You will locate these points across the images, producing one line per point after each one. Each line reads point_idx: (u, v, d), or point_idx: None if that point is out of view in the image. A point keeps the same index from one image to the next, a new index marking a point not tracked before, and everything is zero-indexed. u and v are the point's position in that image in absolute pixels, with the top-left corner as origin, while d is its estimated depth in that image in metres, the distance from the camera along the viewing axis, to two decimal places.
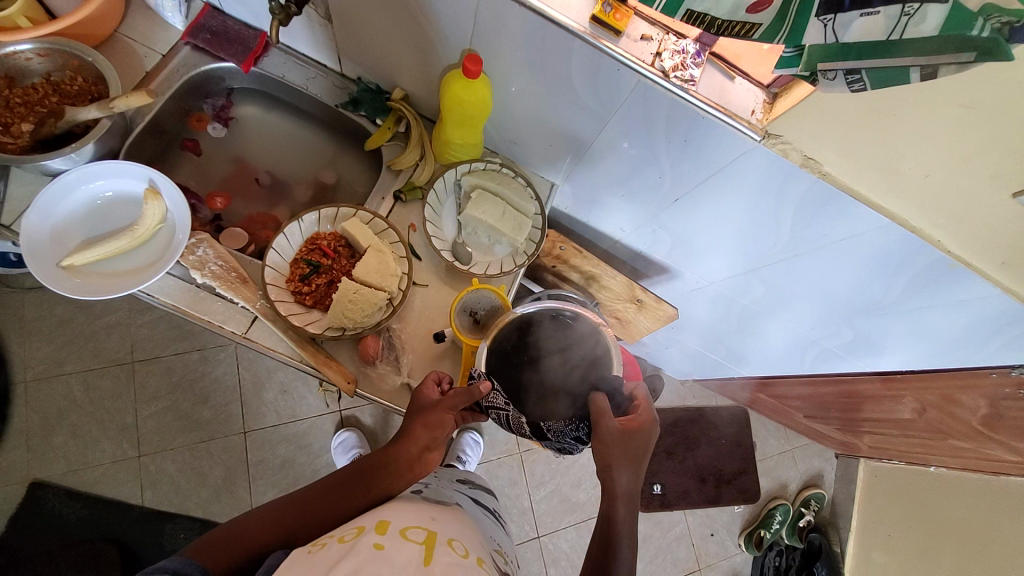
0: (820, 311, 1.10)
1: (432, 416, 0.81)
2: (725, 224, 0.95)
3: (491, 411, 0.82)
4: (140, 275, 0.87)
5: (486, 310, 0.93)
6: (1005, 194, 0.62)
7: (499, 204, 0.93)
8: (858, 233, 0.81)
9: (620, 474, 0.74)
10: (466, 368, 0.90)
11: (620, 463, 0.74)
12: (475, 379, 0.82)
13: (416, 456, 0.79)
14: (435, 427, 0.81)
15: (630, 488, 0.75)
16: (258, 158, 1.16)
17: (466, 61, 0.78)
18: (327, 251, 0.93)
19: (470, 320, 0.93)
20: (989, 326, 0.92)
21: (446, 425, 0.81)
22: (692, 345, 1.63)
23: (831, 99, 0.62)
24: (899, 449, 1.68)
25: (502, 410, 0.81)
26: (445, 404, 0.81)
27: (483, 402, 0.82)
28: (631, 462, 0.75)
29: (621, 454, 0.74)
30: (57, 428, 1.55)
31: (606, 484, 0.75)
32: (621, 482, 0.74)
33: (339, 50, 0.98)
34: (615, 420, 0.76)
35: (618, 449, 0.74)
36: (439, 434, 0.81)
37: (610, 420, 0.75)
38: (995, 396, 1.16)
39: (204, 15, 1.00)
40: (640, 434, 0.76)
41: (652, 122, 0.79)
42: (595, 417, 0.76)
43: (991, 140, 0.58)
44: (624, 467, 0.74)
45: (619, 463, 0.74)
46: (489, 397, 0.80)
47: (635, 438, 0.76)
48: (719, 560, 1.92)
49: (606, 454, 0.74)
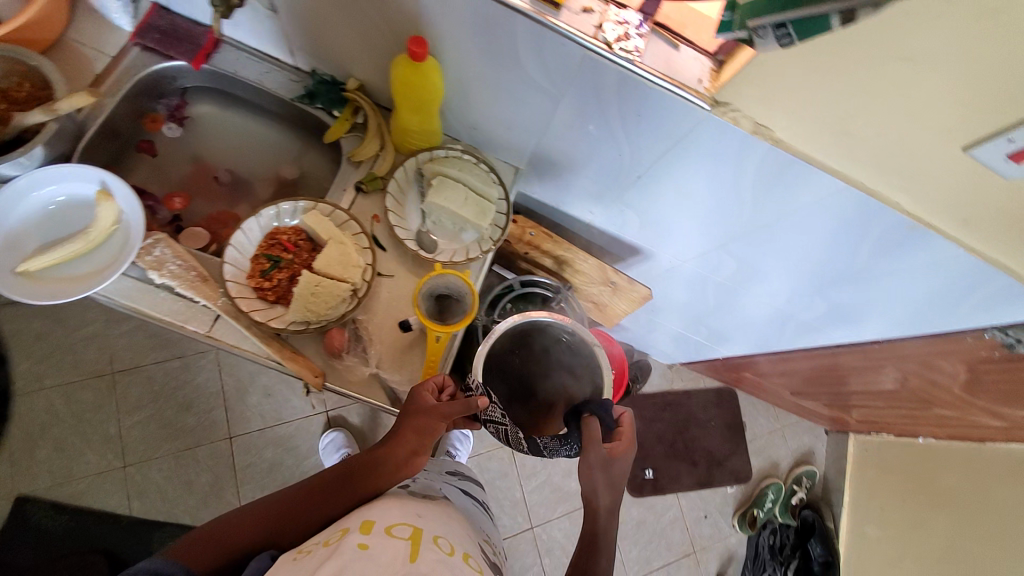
0: (791, 284, 1.10)
1: (424, 421, 0.80)
2: (689, 198, 0.94)
3: (488, 424, 0.84)
4: (92, 280, 0.83)
5: (452, 292, 0.90)
6: (958, 148, 0.65)
7: (460, 189, 0.92)
8: (816, 200, 0.82)
9: (602, 495, 0.79)
10: (428, 364, 0.86)
11: (603, 486, 0.79)
12: (473, 393, 0.81)
13: (410, 456, 0.78)
14: (425, 432, 0.80)
15: (611, 503, 0.80)
16: (214, 156, 1.12)
17: (411, 42, 0.76)
18: (288, 245, 0.88)
19: (433, 303, 0.90)
20: (953, 289, 0.93)
21: (437, 431, 0.80)
22: (674, 327, 1.63)
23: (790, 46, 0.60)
24: (887, 421, 1.70)
25: (500, 424, 0.82)
26: (440, 411, 0.79)
27: (482, 415, 0.83)
28: (611, 482, 0.80)
29: (604, 477, 0.79)
30: (40, 443, 1.53)
31: (590, 500, 0.80)
32: (602, 500, 0.79)
33: (291, 44, 0.96)
34: (602, 446, 0.80)
35: (601, 473, 0.79)
36: (431, 436, 0.79)
37: (599, 448, 0.79)
38: (973, 360, 1.17)
39: (152, 15, 0.98)
40: (622, 460, 0.81)
41: (604, 97, 0.78)
42: (585, 444, 0.79)
43: (937, 95, 0.60)
44: (606, 489, 0.79)
45: (601, 486, 0.79)
46: (487, 411, 0.82)
47: (619, 463, 0.81)
48: (714, 542, 1.93)
49: (592, 479, 0.79)
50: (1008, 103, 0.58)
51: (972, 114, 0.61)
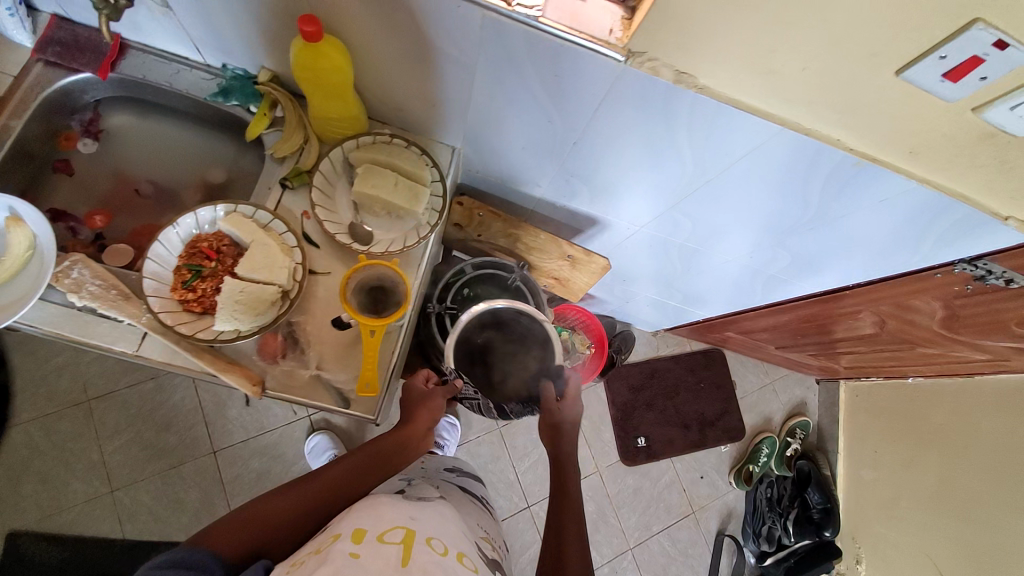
0: (751, 238, 1.07)
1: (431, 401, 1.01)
2: (629, 159, 0.90)
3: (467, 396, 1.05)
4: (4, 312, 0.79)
5: (384, 283, 0.88)
6: (889, 73, 0.61)
7: (389, 174, 0.88)
8: (754, 146, 0.78)
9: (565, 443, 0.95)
10: (365, 365, 0.83)
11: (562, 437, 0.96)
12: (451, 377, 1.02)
13: (419, 435, 0.96)
14: (434, 410, 1.00)
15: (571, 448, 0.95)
16: (134, 167, 1.06)
17: (301, 22, 0.71)
18: (210, 253, 0.84)
19: (365, 296, 0.87)
20: (913, 225, 0.89)
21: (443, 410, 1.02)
22: (648, 294, 1.60)
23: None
24: (874, 365, 1.68)
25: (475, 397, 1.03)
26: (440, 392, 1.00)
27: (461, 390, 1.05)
28: (568, 432, 0.98)
29: (560, 428, 0.97)
30: (23, 477, 1.52)
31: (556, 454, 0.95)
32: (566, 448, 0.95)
33: (194, 40, 0.91)
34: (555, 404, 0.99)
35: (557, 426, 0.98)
36: (437, 414, 0.99)
37: (553, 407, 0.99)
38: (947, 296, 1.13)
39: (51, 27, 0.93)
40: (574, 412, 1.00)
41: (517, 61, 0.73)
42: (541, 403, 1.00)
43: (856, 16, 0.56)
44: (565, 439, 0.96)
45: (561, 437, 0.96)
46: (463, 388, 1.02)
47: (571, 415, 1.00)
48: (712, 501, 1.94)
49: (551, 433, 0.97)
50: (931, 14, 0.53)
51: (897, 32, 0.56)
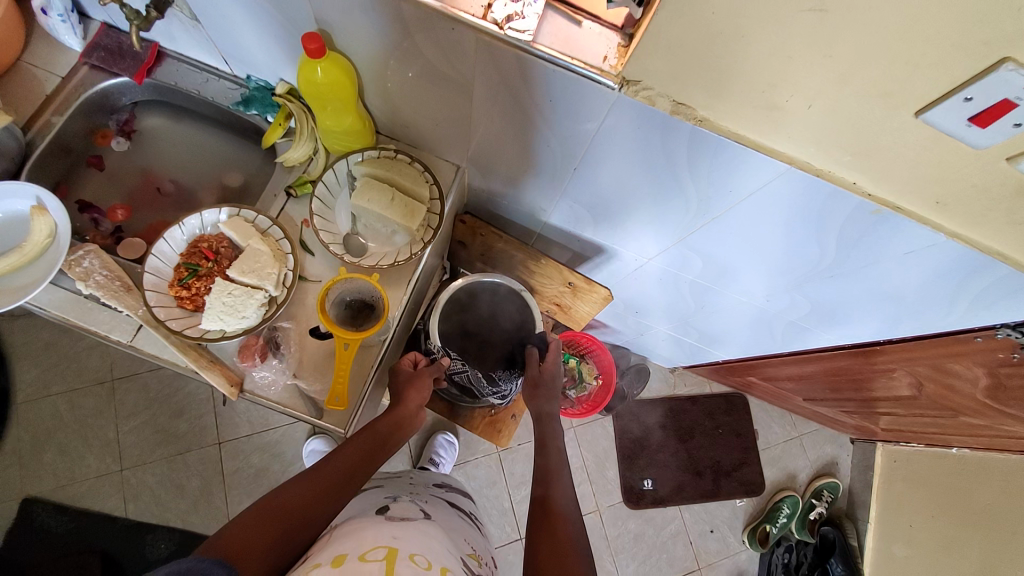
0: (767, 280, 1.00)
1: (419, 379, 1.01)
2: (630, 187, 0.86)
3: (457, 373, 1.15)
4: (18, 292, 0.85)
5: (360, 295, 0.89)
6: (906, 113, 0.55)
7: (387, 189, 0.89)
8: (761, 185, 0.73)
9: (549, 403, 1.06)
10: (337, 375, 0.83)
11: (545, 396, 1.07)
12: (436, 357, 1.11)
13: (413, 414, 0.96)
14: (423, 387, 1.00)
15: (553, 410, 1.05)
16: (160, 167, 1.12)
17: (304, 39, 0.73)
18: (208, 253, 0.86)
19: (343, 310, 0.89)
20: (946, 282, 0.80)
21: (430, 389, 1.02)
22: (663, 329, 1.53)
23: (675, 5, 0.53)
24: (914, 431, 1.52)
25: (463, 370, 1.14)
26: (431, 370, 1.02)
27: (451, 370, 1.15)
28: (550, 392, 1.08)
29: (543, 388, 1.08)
30: (45, 446, 1.62)
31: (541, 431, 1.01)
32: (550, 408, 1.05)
33: (222, 51, 0.96)
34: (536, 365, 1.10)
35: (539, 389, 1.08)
36: (428, 394, 1.00)
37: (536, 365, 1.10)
38: (991, 363, 1.01)
39: (100, 35, 1.02)
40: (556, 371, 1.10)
41: (512, 84, 0.73)
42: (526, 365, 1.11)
43: (863, 51, 0.51)
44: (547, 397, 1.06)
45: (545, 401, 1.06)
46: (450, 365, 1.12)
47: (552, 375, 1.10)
48: (721, 559, 1.79)
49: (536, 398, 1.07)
50: (948, 52, 0.48)
51: (911, 70, 0.51)
